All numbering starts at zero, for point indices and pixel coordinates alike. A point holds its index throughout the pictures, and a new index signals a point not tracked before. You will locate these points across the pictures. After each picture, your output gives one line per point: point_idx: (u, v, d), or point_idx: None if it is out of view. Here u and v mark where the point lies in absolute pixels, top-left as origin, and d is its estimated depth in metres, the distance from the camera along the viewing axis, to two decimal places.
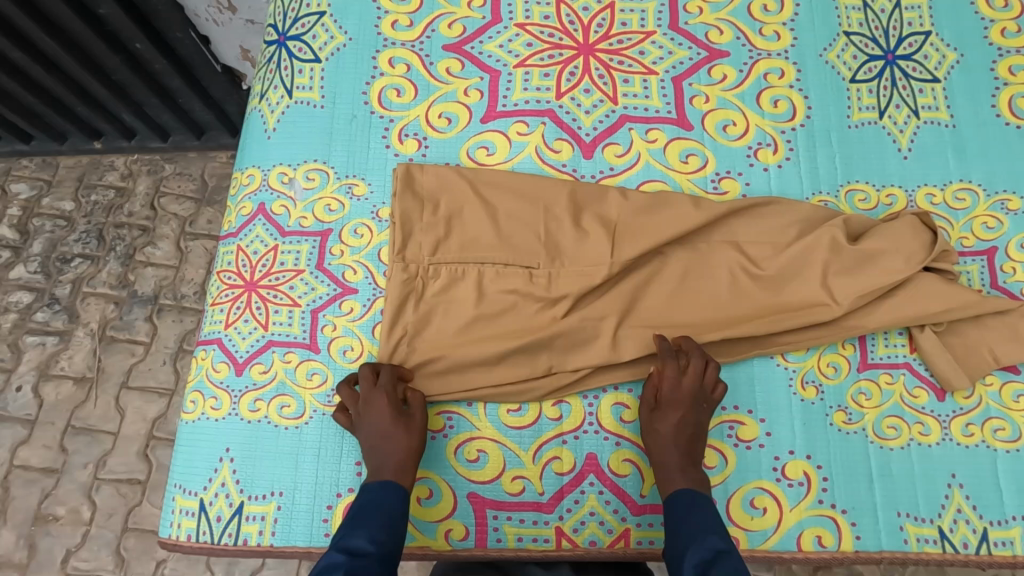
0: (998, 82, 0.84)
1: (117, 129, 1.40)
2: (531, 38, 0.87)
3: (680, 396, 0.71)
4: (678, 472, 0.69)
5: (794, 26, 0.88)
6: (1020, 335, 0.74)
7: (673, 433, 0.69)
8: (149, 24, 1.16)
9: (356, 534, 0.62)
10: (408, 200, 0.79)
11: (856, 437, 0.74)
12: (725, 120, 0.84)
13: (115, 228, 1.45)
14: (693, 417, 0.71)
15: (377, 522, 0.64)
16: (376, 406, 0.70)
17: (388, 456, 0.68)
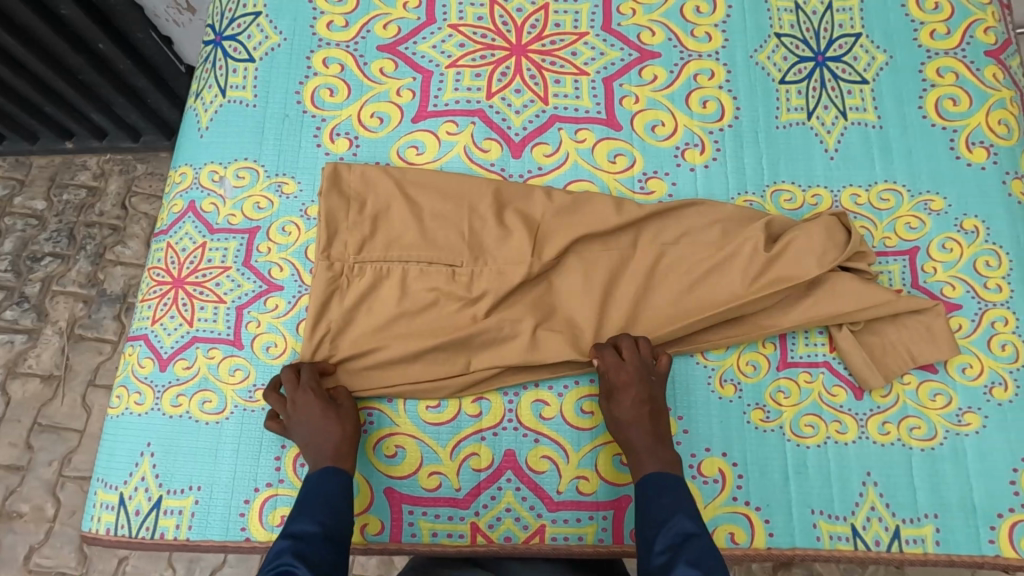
0: (926, 84, 0.85)
1: (88, 129, 1.38)
2: (464, 39, 0.87)
3: (631, 377, 0.71)
4: (651, 456, 0.69)
5: (725, 27, 0.88)
6: (935, 335, 0.74)
7: (638, 416, 0.70)
8: (110, 23, 1.15)
9: (299, 520, 0.64)
10: (334, 199, 0.80)
11: (773, 435, 0.75)
12: (654, 121, 0.85)
13: (85, 227, 1.46)
14: (648, 391, 0.71)
15: (322, 504, 0.65)
16: (304, 402, 0.70)
17: (323, 444, 0.69)
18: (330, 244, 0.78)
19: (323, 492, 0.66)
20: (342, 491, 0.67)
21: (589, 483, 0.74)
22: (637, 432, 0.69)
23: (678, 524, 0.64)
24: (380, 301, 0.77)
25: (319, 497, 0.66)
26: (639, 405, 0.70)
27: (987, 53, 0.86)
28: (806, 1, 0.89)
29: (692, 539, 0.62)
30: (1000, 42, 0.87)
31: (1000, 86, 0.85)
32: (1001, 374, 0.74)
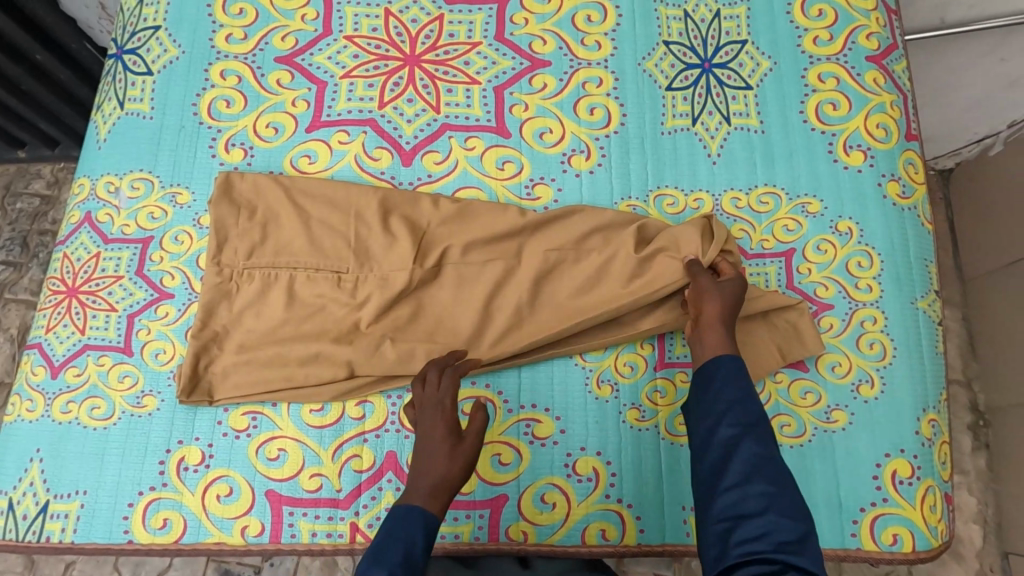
0: (808, 89, 0.87)
1: (37, 137, 1.30)
2: (358, 50, 0.90)
3: (735, 277, 0.74)
4: (724, 344, 0.68)
5: (615, 36, 0.91)
6: (802, 333, 0.77)
7: (719, 305, 0.70)
8: (43, 33, 1.11)
9: (376, 571, 0.55)
10: (223, 207, 0.82)
11: (647, 434, 0.77)
12: (542, 128, 0.87)
13: (39, 235, 1.38)
14: (742, 288, 0.73)
15: (398, 555, 0.57)
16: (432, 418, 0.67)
17: (425, 474, 0.62)
18: (220, 251, 0.80)
19: (408, 540, 0.58)
20: (420, 545, 0.59)
21: (468, 483, 0.75)
22: (719, 322, 0.70)
23: (753, 408, 0.64)
24: (268, 306, 0.79)
25: (403, 542, 0.58)
26: (719, 299, 0.71)
27: (869, 58, 0.89)
28: (695, 9, 0.92)
29: (760, 422, 0.63)
30: (883, 47, 0.90)
31: (881, 90, 0.87)
32: (868, 372, 0.77)
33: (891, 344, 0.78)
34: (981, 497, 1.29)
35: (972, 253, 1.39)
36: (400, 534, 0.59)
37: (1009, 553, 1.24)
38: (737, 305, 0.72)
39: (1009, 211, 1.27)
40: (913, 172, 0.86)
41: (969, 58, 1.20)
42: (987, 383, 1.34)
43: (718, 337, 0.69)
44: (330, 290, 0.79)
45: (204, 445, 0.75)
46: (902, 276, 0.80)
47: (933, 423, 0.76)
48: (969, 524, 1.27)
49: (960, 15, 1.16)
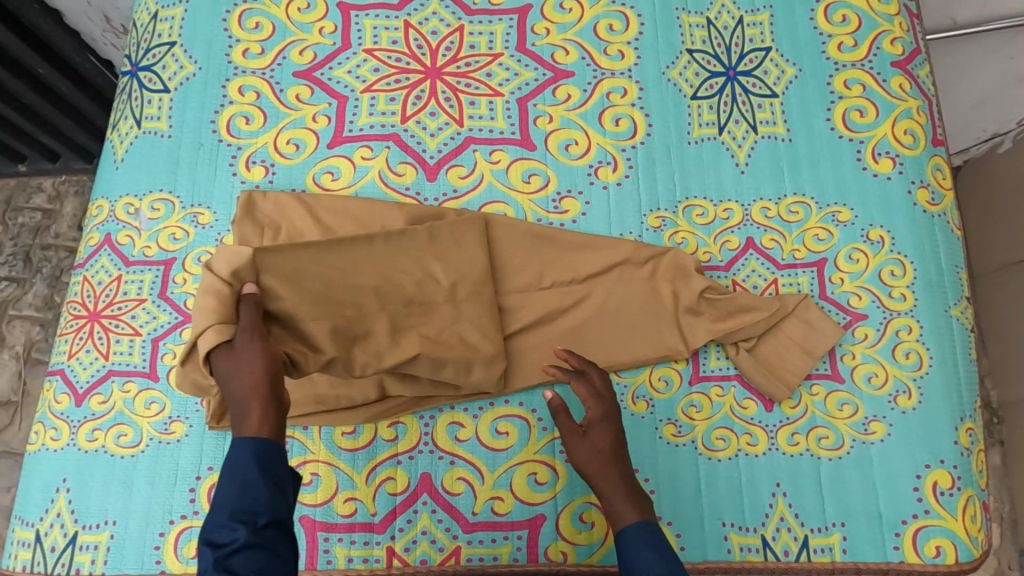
0: (834, 96, 0.87)
1: (39, 152, 1.28)
2: (378, 63, 0.88)
3: (596, 422, 0.70)
4: (625, 506, 0.65)
5: (637, 45, 0.90)
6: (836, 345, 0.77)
7: (602, 459, 0.68)
8: (45, 46, 1.09)
9: (218, 519, 0.54)
10: (246, 226, 0.80)
11: (684, 449, 0.76)
12: (567, 140, 0.86)
13: (41, 250, 1.36)
14: (613, 432, 0.70)
15: (233, 490, 0.55)
16: (254, 353, 0.61)
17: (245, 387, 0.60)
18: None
19: (242, 474, 0.56)
20: (255, 479, 0.56)
21: (504, 503, 0.74)
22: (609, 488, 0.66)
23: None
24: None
25: (237, 479, 0.56)
26: (595, 457, 0.68)
27: (894, 63, 0.88)
28: (717, 17, 0.91)
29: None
30: (907, 52, 0.89)
31: (907, 95, 0.87)
32: (905, 383, 0.76)
33: (928, 353, 0.77)
34: (997, 494, 1.30)
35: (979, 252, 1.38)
36: (233, 471, 0.56)
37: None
38: (615, 458, 0.68)
39: (1012, 209, 1.29)
40: (941, 178, 0.85)
41: (976, 55, 1.21)
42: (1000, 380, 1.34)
43: (614, 503, 0.66)
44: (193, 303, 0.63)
45: None
46: (935, 284, 0.80)
47: (970, 431, 0.76)
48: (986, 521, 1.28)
49: (971, 14, 1.16)
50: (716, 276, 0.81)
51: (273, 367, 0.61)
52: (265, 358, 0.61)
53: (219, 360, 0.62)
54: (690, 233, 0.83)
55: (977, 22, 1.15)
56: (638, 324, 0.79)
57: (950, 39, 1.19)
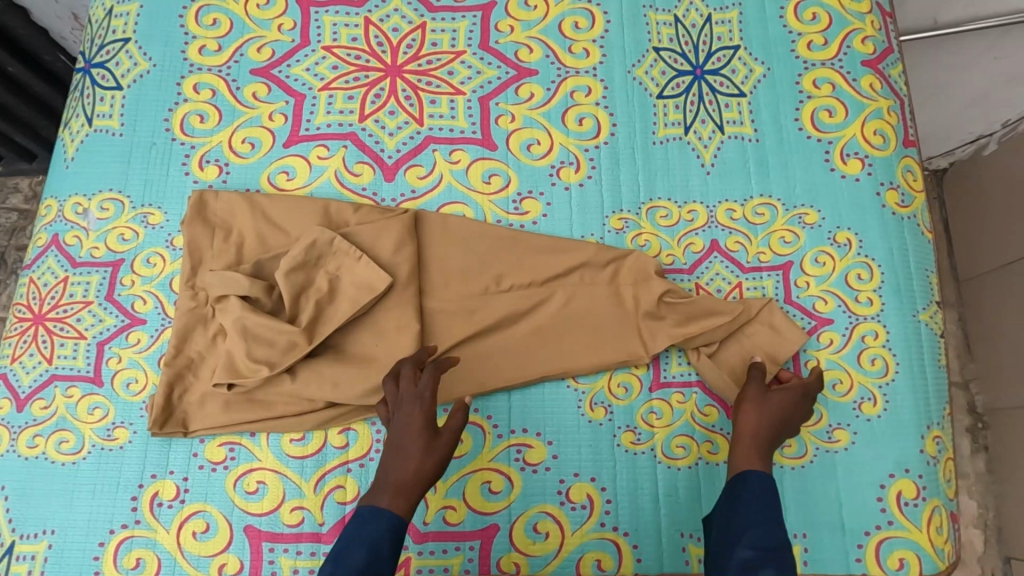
0: (803, 95, 0.85)
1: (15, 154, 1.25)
2: (337, 61, 0.86)
3: (784, 390, 0.70)
4: (752, 457, 0.65)
5: (603, 43, 0.87)
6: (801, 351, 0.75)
7: (763, 416, 0.68)
8: (14, 44, 1.06)
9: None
10: (197, 227, 0.78)
11: (643, 457, 0.74)
12: (530, 139, 0.84)
13: (16, 251, 1.33)
14: (791, 413, 0.69)
15: (362, 562, 0.53)
16: (409, 411, 0.64)
17: (397, 469, 0.59)
18: (194, 273, 0.77)
19: (376, 551, 0.54)
20: (378, 555, 0.54)
21: (457, 512, 0.72)
22: (752, 438, 0.66)
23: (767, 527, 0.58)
24: (231, 339, 0.72)
25: (367, 551, 0.54)
26: (761, 417, 0.67)
27: (864, 63, 0.86)
28: (685, 14, 0.89)
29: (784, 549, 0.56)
30: (878, 52, 0.87)
31: (877, 95, 0.85)
32: (870, 390, 0.74)
33: (894, 359, 0.75)
34: (981, 500, 1.28)
35: (968, 253, 1.36)
36: (366, 541, 0.55)
37: (1010, 557, 1.24)
38: (774, 432, 0.67)
39: (1004, 210, 1.26)
40: (912, 180, 0.83)
41: (961, 57, 1.19)
42: (986, 385, 1.32)
43: (743, 451, 0.66)
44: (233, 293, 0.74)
45: (180, 478, 0.72)
46: (903, 288, 0.78)
47: (937, 439, 0.74)
48: (970, 528, 1.27)
49: (952, 15, 1.15)
50: (678, 280, 0.79)
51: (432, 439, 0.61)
52: (419, 416, 0.63)
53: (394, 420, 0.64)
54: (653, 235, 0.81)
55: (959, 22, 1.14)
56: (598, 329, 0.77)
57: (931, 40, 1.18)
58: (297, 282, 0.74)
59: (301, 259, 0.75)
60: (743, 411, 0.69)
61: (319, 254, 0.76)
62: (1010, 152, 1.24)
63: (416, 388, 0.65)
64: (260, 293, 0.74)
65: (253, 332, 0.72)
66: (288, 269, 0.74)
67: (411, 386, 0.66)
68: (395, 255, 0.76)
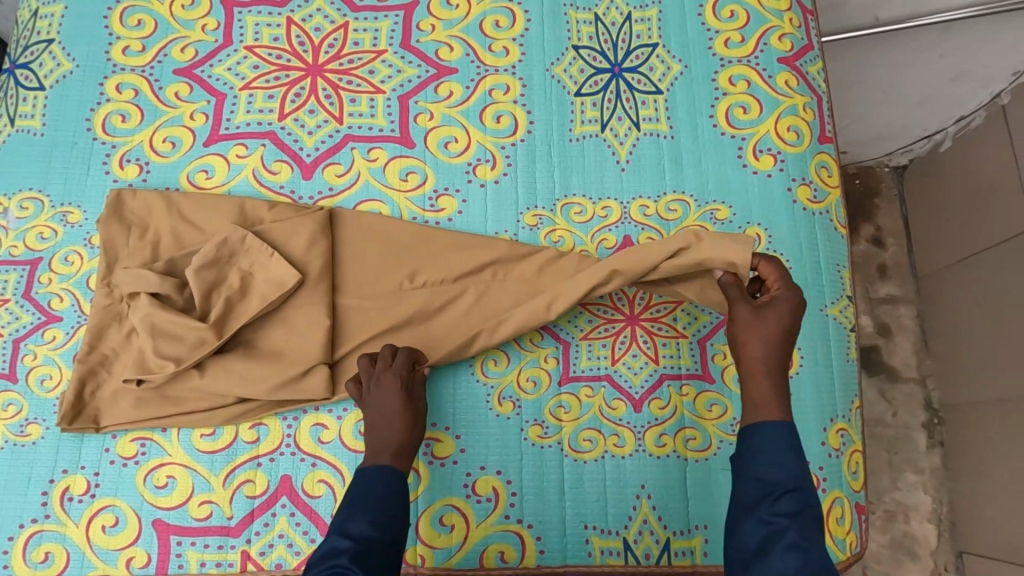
0: (718, 93, 0.86)
1: None
2: (258, 60, 0.87)
3: (779, 304, 0.65)
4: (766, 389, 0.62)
5: (522, 42, 0.88)
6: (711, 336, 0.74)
7: (762, 343, 0.63)
8: None
9: (357, 520, 0.59)
10: (113, 225, 0.79)
11: (550, 451, 0.74)
12: (447, 137, 0.85)
13: None
14: (793, 325, 0.65)
15: (378, 504, 0.61)
16: (389, 388, 0.68)
17: (386, 438, 0.66)
18: (110, 271, 0.78)
19: (388, 497, 0.62)
20: (391, 498, 0.62)
21: None
22: (763, 370, 0.63)
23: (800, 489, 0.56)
24: (141, 336, 0.73)
25: (381, 496, 0.62)
26: (765, 343, 0.63)
27: (781, 60, 0.87)
28: (605, 12, 0.90)
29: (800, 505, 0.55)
30: (796, 49, 0.88)
31: (793, 92, 0.86)
32: None
33: (798, 355, 0.78)
34: (936, 495, 1.27)
35: (925, 249, 1.36)
36: (377, 489, 0.62)
37: (962, 551, 1.22)
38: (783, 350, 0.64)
39: (963, 208, 1.26)
40: (826, 176, 0.84)
41: (908, 52, 1.15)
42: (941, 380, 1.31)
43: (762, 387, 0.62)
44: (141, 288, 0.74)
45: (91, 473, 0.73)
46: (811, 283, 0.80)
47: (841, 432, 0.76)
48: (923, 523, 1.26)
49: (893, 12, 1.10)
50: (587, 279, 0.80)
51: (411, 407, 0.68)
52: (407, 391, 0.68)
53: (370, 399, 0.68)
54: (567, 231, 0.82)
55: (901, 19, 1.10)
56: None
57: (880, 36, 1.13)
58: (207, 279, 0.75)
59: (211, 256, 0.75)
60: (745, 342, 0.64)
61: (230, 251, 0.77)
62: (967, 149, 1.25)
63: (390, 367, 0.69)
64: (171, 291, 0.75)
65: (162, 328, 0.73)
66: (197, 267, 0.75)
67: (381, 367, 0.69)
68: (308, 252, 0.77)
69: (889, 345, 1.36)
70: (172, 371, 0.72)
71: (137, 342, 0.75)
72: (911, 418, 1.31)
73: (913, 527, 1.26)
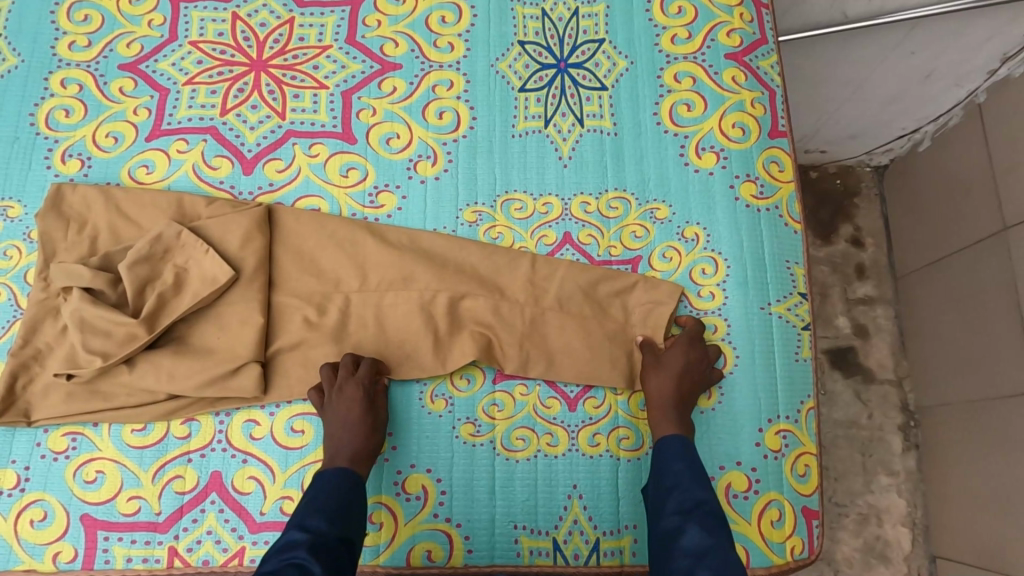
0: (663, 89, 0.85)
1: None
2: (202, 55, 0.87)
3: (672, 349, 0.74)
4: (664, 420, 0.71)
5: (468, 37, 0.88)
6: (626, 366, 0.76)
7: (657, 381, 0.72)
8: None
9: (314, 515, 0.61)
10: (51, 219, 0.79)
11: (482, 449, 0.74)
12: (389, 133, 0.84)
13: None
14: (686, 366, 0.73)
15: (334, 502, 0.63)
16: (351, 397, 0.70)
17: (344, 444, 0.68)
18: (46, 266, 0.77)
19: (346, 492, 0.64)
20: (345, 497, 0.64)
21: (293, 503, 0.72)
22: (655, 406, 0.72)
23: (692, 490, 0.64)
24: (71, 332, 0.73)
25: (338, 495, 0.64)
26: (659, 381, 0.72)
27: (728, 56, 0.85)
28: (552, 8, 0.89)
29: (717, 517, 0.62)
30: (745, 44, 0.86)
31: (741, 89, 0.84)
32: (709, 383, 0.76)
33: (734, 352, 0.77)
34: (910, 498, 1.24)
35: (903, 247, 1.33)
36: (335, 487, 0.64)
37: (936, 555, 1.20)
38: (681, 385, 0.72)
39: (948, 205, 1.21)
40: (776, 172, 0.82)
41: (878, 51, 1.12)
42: (917, 382, 1.28)
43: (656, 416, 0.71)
44: (73, 283, 0.73)
45: (21, 468, 0.73)
46: (753, 281, 0.78)
47: (783, 433, 0.74)
48: (896, 526, 1.23)
49: (860, 9, 1.08)
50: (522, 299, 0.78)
51: (371, 415, 0.70)
52: (368, 400, 0.70)
53: (331, 405, 0.70)
54: (507, 228, 0.81)
55: (867, 16, 1.07)
56: (445, 323, 0.77)
57: (843, 34, 1.10)
58: (141, 275, 0.74)
59: (145, 252, 0.74)
60: (645, 384, 0.73)
61: (166, 247, 0.76)
62: (944, 148, 1.22)
63: (352, 376, 0.72)
64: (104, 286, 0.74)
65: (92, 324, 0.72)
66: (131, 262, 0.73)
67: (345, 376, 0.72)
68: (242, 249, 0.76)
69: (865, 347, 1.32)
70: (100, 366, 0.71)
71: (69, 337, 0.74)
72: (886, 420, 1.28)
73: (885, 530, 1.23)
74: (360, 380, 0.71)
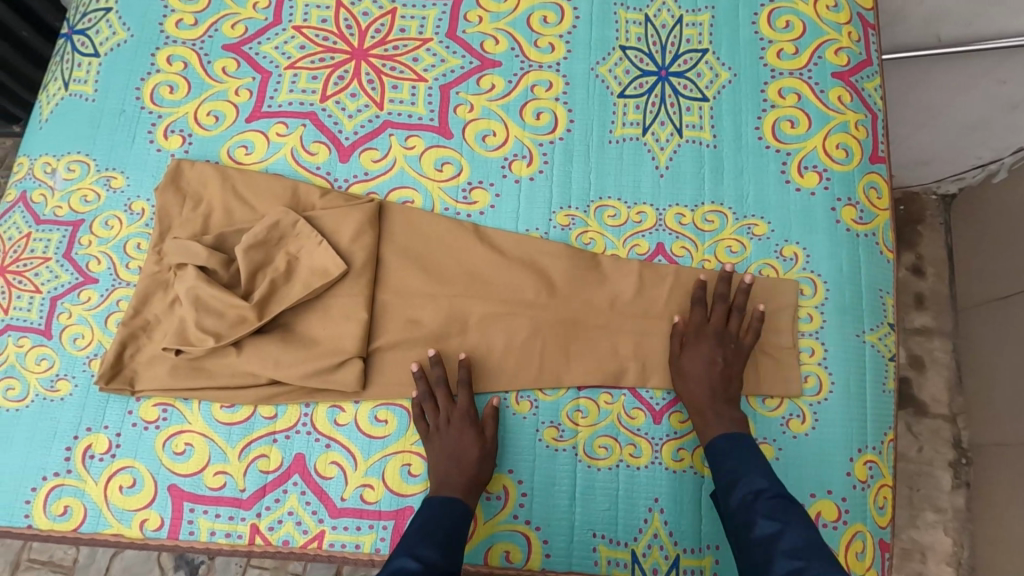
0: (766, 105, 0.83)
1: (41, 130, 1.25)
2: (305, 41, 0.88)
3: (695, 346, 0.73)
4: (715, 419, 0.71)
5: (569, 39, 0.87)
6: None
7: (699, 385, 0.72)
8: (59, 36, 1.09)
9: (425, 545, 0.61)
10: (169, 194, 0.80)
11: (564, 454, 0.73)
12: (485, 130, 0.84)
13: None
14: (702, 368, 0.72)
15: (444, 533, 0.63)
16: (460, 428, 0.71)
17: (456, 473, 0.69)
18: (161, 239, 0.79)
19: (452, 523, 0.65)
20: (454, 527, 0.65)
21: (375, 491, 0.73)
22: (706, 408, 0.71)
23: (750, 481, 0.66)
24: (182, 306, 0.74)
25: (446, 526, 0.64)
26: (699, 382, 0.72)
27: (835, 74, 0.83)
28: (656, 14, 0.88)
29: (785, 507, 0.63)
30: (854, 63, 0.84)
31: (846, 109, 0.82)
32: (800, 408, 0.75)
33: (829, 378, 0.75)
34: (957, 538, 1.20)
35: (968, 280, 1.29)
36: (444, 518, 0.65)
37: None
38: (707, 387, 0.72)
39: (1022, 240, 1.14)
40: (876, 199, 0.80)
41: (966, 78, 1.08)
42: (973, 420, 1.24)
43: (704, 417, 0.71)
44: (183, 259, 0.75)
45: (113, 434, 0.75)
46: (849, 307, 0.77)
47: (870, 464, 0.73)
48: (940, 565, 1.19)
49: (955, 32, 1.05)
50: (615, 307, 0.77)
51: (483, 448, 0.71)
52: (473, 431, 0.72)
53: (439, 437, 0.72)
54: (599, 234, 0.80)
55: (962, 42, 1.04)
56: (540, 330, 0.77)
57: (935, 57, 1.07)
58: (255, 259, 0.75)
59: (262, 236, 0.75)
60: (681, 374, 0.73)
61: (281, 234, 0.76)
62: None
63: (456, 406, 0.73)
64: (218, 266, 0.75)
65: (206, 303, 0.73)
66: (247, 245, 0.74)
67: (447, 406, 0.73)
68: (353, 243, 0.77)
69: (920, 379, 1.29)
70: (211, 346, 0.72)
71: (179, 311, 0.75)
72: (936, 456, 1.24)
73: (928, 567, 1.19)
74: (467, 412, 0.72)
